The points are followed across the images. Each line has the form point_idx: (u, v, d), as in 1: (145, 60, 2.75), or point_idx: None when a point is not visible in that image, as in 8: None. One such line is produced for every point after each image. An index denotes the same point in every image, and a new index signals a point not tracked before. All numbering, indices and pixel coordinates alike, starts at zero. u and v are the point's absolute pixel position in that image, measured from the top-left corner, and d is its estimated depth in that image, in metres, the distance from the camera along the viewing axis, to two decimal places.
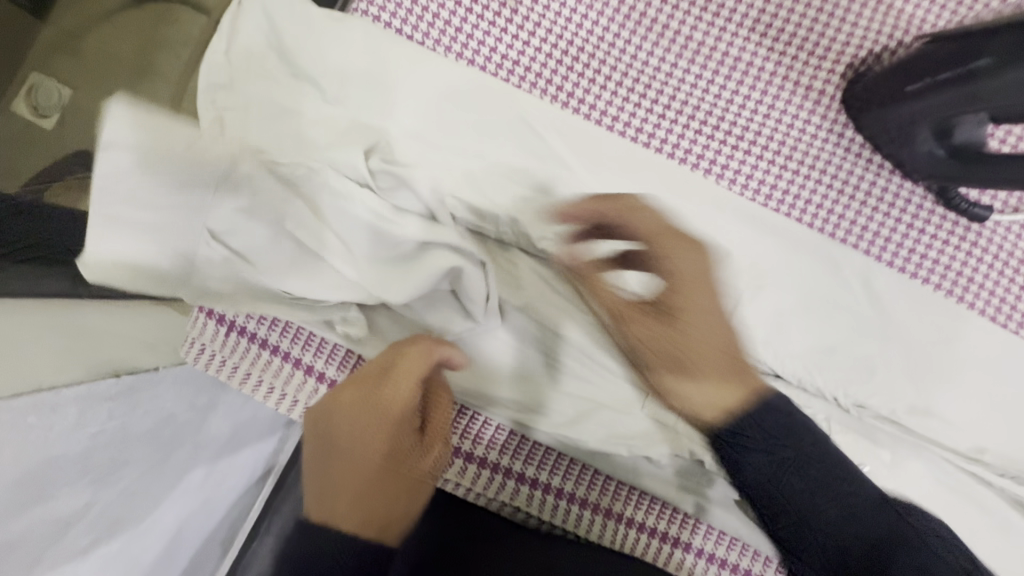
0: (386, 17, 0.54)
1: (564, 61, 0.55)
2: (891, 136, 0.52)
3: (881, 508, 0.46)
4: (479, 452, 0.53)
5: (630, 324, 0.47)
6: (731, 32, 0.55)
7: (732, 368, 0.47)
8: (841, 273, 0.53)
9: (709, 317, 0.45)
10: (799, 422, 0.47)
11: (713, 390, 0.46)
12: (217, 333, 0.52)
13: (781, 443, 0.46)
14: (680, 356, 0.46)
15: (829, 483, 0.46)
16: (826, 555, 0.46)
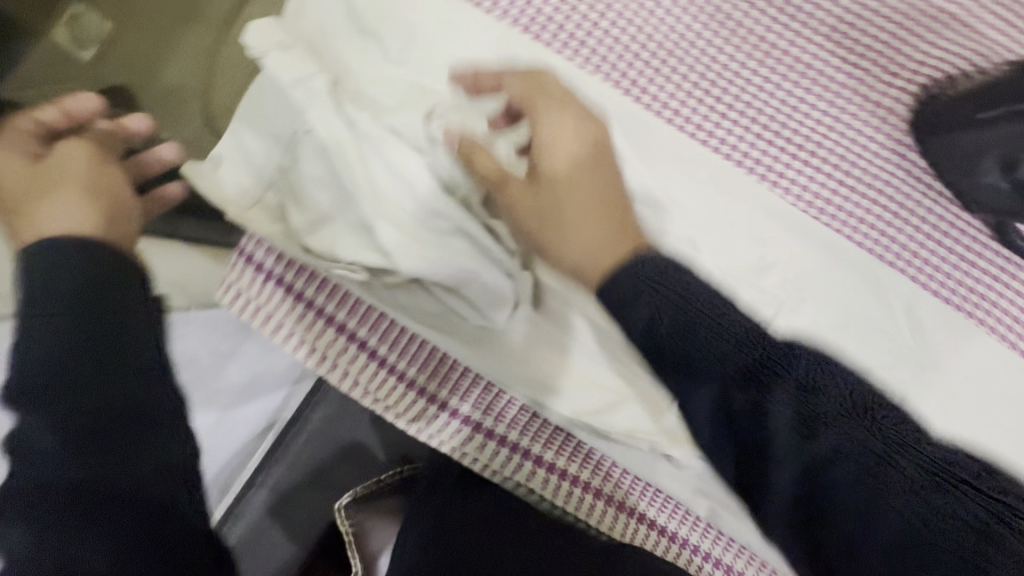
0: None
1: (635, 47, 0.54)
2: (956, 163, 0.52)
3: (896, 447, 0.37)
4: (500, 430, 0.53)
5: (511, 206, 0.46)
6: (806, 37, 0.54)
7: (618, 235, 0.44)
8: (887, 296, 0.53)
9: (571, 164, 0.46)
10: (701, 295, 0.41)
11: (586, 246, 0.44)
12: (254, 280, 0.52)
13: (698, 307, 0.40)
14: (564, 123, 0.46)
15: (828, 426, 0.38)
16: (808, 483, 0.38)
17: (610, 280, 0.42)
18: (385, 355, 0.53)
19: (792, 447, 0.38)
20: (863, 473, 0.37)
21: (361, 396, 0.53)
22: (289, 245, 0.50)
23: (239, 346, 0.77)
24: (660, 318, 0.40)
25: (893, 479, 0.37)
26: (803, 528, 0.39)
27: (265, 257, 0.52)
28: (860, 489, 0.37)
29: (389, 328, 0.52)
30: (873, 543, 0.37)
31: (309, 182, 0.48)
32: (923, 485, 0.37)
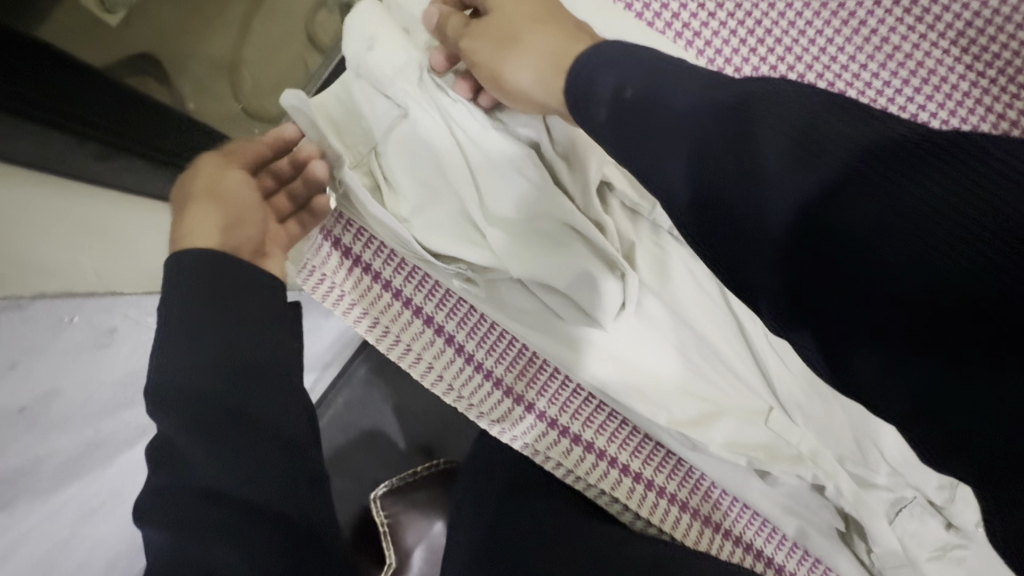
0: None
1: (747, 44, 0.53)
2: None
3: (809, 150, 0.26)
4: (587, 435, 0.50)
5: (505, 58, 0.42)
6: (931, 42, 0.51)
7: (540, 36, 0.41)
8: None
9: (517, 23, 0.42)
10: (786, 90, 0.28)
11: (539, 64, 0.40)
12: (341, 266, 0.50)
13: (717, 114, 0.29)
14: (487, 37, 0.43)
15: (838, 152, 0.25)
16: (840, 210, 0.25)
17: (569, 81, 0.37)
18: (472, 351, 0.50)
19: (790, 181, 0.26)
20: (865, 164, 0.25)
21: (443, 393, 0.51)
22: (382, 231, 0.48)
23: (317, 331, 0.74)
24: (651, 142, 0.31)
25: (925, 179, 0.24)
26: (887, 331, 0.24)
27: (355, 243, 0.50)
28: (868, 199, 0.24)
29: (478, 323, 0.50)
30: (936, 394, 0.23)
31: (416, 172, 0.48)
32: (946, 171, 0.23)
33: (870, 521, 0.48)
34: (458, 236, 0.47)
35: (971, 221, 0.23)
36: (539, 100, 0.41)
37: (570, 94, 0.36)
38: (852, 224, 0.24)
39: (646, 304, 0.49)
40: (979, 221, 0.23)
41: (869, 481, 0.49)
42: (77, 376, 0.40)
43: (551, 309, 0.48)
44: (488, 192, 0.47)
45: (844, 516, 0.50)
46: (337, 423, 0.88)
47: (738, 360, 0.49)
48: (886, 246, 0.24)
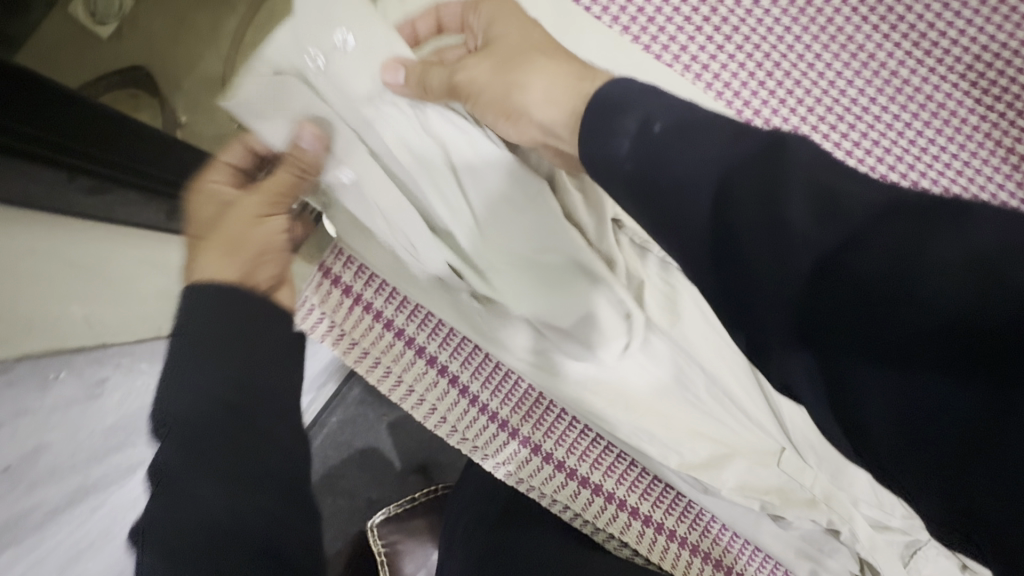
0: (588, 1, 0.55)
1: (761, 78, 0.54)
2: None
3: (830, 208, 0.24)
4: (595, 477, 0.49)
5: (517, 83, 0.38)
6: (937, 76, 0.53)
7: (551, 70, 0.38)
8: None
9: (519, 48, 0.40)
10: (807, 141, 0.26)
11: (552, 87, 0.36)
12: (341, 304, 0.49)
13: (742, 162, 0.26)
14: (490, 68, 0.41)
15: (847, 199, 0.24)
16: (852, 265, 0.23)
17: (588, 111, 0.31)
18: (477, 393, 0.49)
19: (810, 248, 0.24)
20: (879, 229, 0.23)
21: (447, 434, 0.49)
22: (385, 267, 0.47)
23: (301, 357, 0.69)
24: (663, 189, 0.27)
25: (935, 247, 0.22)
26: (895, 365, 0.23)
27: (355, 281, 0.49)
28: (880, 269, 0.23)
29: (483, 363, 0.49)
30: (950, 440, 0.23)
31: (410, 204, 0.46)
32: (952, 237, 0.22)
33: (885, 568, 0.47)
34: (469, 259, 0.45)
35: (983, 292, 0.21)
36: (545, 125, 0.37)
37: (588, 127, 0.31)
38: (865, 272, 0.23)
39: (657, 343, 0.47)
40: (981, 273, 0.21)
41: (882, 523, 0.48)
42: (65, 432, 0.39)
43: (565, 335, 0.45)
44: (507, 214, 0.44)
45: (858, 559, 0.48)
46: (331, 441, 0.83)
47: (749, 400, 0.48)
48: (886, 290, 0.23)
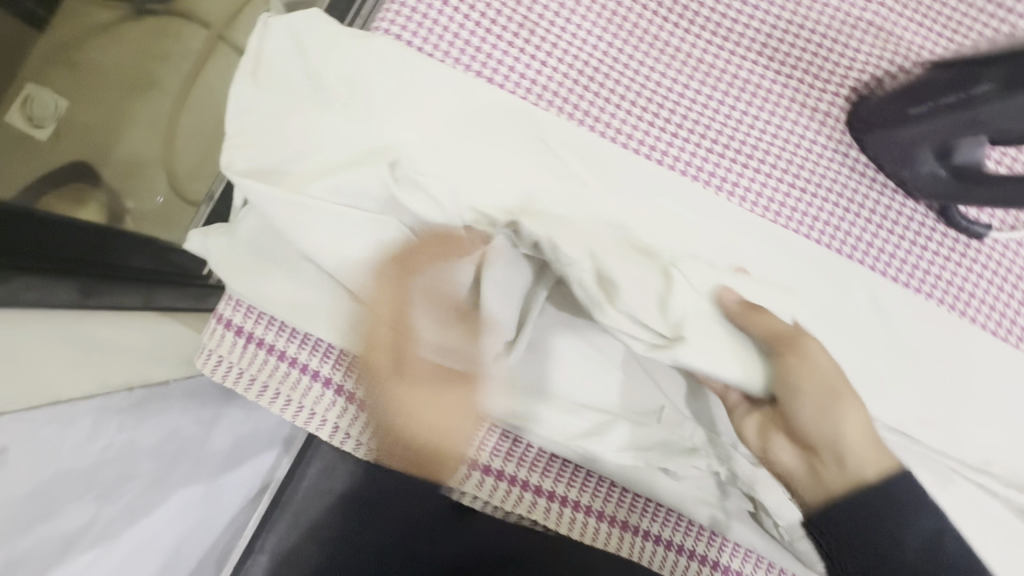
0: (388, 26, 0.55)
1: (580, 81, 0.56)
2: (896, 157, 0.54)
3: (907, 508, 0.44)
4: (496, 464, 0.54)
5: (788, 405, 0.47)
6: (740, 56, 0.58)
7: (870, 449, 0.45)
8: (844, 288, 0.55)
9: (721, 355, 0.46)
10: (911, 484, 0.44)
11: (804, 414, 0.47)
12: (235, 344, 0.53)
13: (892, 499, 0.44)
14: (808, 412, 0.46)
15: (899, 505, 0.44)
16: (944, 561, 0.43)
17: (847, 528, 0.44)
18: (374, 404, 0.54)
19: (915, 546, 0.43)
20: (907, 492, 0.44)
21: (354, 447, 0.55)
22: (265, 302, 0.52)
23: (221, 415, 0.74)
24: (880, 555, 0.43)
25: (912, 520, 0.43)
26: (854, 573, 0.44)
27: (244, 321, 0.53)
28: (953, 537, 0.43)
29: (375, 377, 0.54)
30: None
31: (286, 248, 0.52)
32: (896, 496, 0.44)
33: (771, 499, 0.51)
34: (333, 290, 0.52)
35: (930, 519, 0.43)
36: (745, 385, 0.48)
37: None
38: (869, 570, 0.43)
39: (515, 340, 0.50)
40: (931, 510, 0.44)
41: None
42: None
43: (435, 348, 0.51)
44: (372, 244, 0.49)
45: (751, 498, 0.52)
46: (317, 490, 0.84)
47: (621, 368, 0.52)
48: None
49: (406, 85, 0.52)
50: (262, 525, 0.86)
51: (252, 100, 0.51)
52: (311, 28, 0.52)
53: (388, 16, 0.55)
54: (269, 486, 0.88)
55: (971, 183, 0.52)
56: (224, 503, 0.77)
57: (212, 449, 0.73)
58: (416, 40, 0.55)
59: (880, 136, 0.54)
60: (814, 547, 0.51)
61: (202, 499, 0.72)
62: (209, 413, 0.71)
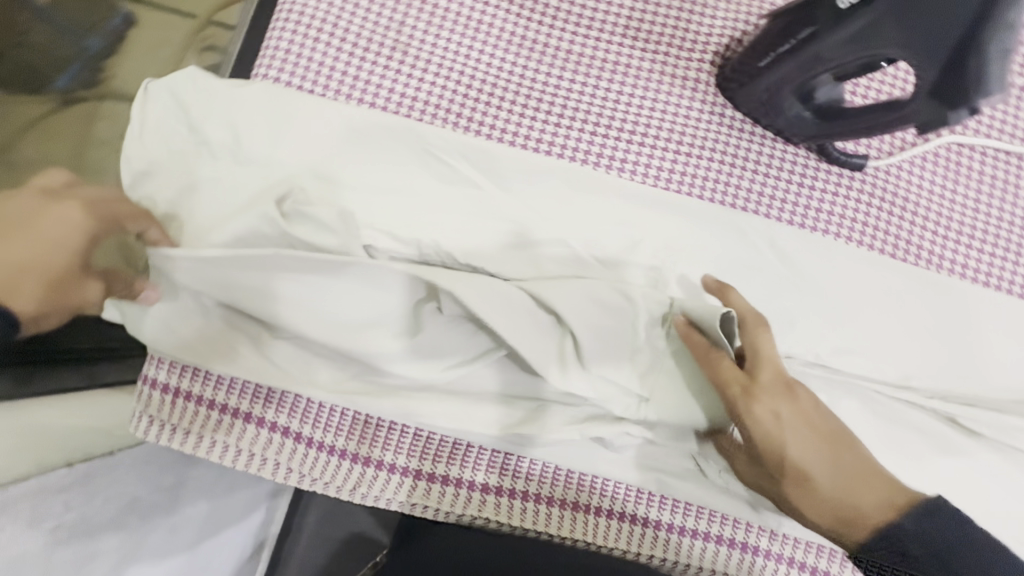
0: (267, 70, 0.57)
1: (459, 89, 0.59)
2: (765, 108, 0.57)
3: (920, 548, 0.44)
4: (440, 470, 0.54)
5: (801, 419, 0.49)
6: (607, 40, 0.61)
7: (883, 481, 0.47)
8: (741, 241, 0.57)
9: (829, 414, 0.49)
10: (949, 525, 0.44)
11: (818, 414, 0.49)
12: (164, 401, 0.54)
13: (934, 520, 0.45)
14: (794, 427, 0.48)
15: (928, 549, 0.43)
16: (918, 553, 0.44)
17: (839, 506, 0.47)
18: (311, 434, 0.54)
19: None
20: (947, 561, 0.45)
21: (298, 479, 0.55)
22: (191, 356, 0.53)
23: (185, 478, 0.73)
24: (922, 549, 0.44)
25: None
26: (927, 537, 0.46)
27: (170, 377, 0.54)
28: None
29: (307, 407, 0.54)
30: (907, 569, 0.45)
31: (200, 300, 0.52)
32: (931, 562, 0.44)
33: (709, 453, 0.52)
34: (248, 330, 0.53)
35: None
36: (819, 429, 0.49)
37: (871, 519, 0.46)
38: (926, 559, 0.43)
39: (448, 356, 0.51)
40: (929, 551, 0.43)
41: None
42: None
43: (365, 363, 0.52)
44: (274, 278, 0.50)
45: (692, 455, 0.53)
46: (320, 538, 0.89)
47: None
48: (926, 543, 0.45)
49: (293, 126, 0.54)
50: None
51: (144, 164, 0.53)
52: (189, 86, 0.54)
53: (267, 58, 0.57)
54: (265, 544, 0.88)
55: (838, 118, 0.54)
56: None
57: (184, 515, 0.72)
58: (297, 78, 0.57)
59: (749, 89, 0.57)
60: (757, 489, 0.52)
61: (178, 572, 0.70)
62: (168, 480, 0.70)
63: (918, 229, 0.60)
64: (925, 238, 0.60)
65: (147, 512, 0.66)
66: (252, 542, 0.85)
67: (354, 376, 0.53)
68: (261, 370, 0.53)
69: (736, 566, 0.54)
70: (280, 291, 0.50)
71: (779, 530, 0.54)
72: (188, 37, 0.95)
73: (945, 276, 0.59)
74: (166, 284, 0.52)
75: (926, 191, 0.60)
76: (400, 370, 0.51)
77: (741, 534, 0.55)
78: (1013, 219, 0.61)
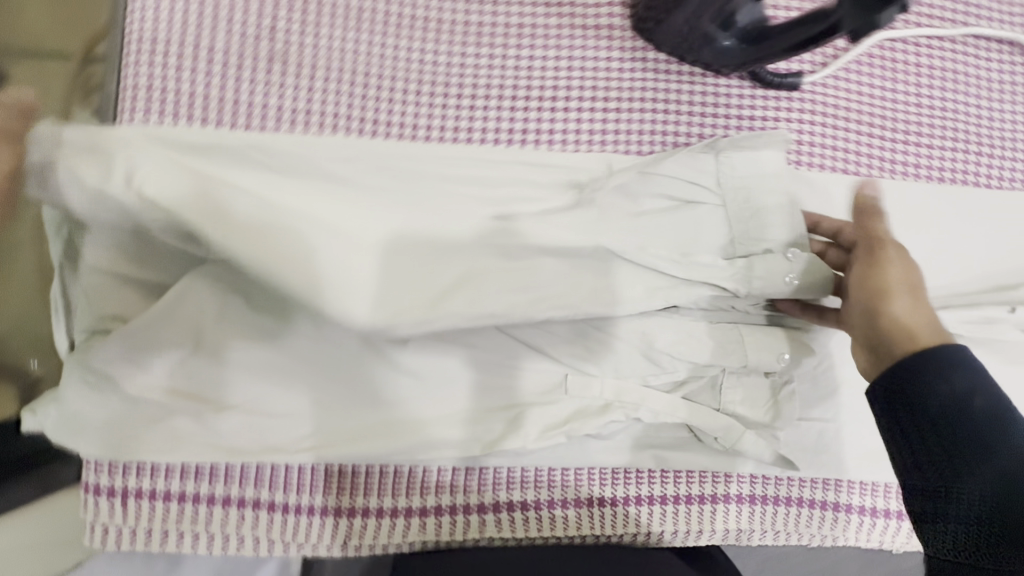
0: (131, 114, 0.50)
1: (357, 91, 0.53)
2: (686, 45, 0.53)
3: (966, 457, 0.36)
4: (432, 502, 0.51)
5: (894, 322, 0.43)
6: (506, 3, 0.55)
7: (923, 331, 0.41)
8: (706, 181, 0.52)
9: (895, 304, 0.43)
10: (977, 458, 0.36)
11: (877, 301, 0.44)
12: (113, 507, 0.49)
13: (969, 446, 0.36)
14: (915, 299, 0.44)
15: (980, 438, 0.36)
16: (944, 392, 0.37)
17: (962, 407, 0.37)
18: (285, 499, 0.50)
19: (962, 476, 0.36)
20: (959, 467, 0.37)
21: (284, 548, 0.51)
22: (129, 451, 0.48)
23: None
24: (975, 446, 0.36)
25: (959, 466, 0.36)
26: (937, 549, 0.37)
27: (113, 479, 0.49)
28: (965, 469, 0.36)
29: (274, 472, 0.50)
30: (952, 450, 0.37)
31: (124, 389, 0.46)
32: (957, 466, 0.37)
33: (699, 419, 0.50)
34: (183, 409, 0.47)
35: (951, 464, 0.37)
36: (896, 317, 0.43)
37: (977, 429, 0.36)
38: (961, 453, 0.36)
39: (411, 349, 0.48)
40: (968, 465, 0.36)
41: (676, 382, 0.51)
42: None
43: (329, 407, 0.49)
44: (219, 339, 0.47)
45: (686, 426, 0.51)
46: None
47: (512, 357, 0.51)
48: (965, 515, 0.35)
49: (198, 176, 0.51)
50: None
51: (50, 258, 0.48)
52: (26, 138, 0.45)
53: (128, 97, 0.50)
54: None
55: (764, 39, 0.50)
56: None
57: None
58: (168, 116, 0.50)
59: (666, 27, 0.52)
60: (756, 443, 0.50)
61: None
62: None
63: (866, 136, 0.57)
64: (876, 143, 0.57)
65: None
66: None
67: (314, 423, 0.49)
68: (213, 446, 0.48)
69: (750, 521, 0.53)
70: (225, 352, 0.47)
71: (784, 475, 0.54)
72: (70, 80, 0.77)
73: (902, 180, 0.57)
74: (81, 379, 0.46)
75: (868, 95, 0.57)
76: (367, 409, 0.49)
77: (748, 489, 0.53)
78: (958, 105, 0.59)
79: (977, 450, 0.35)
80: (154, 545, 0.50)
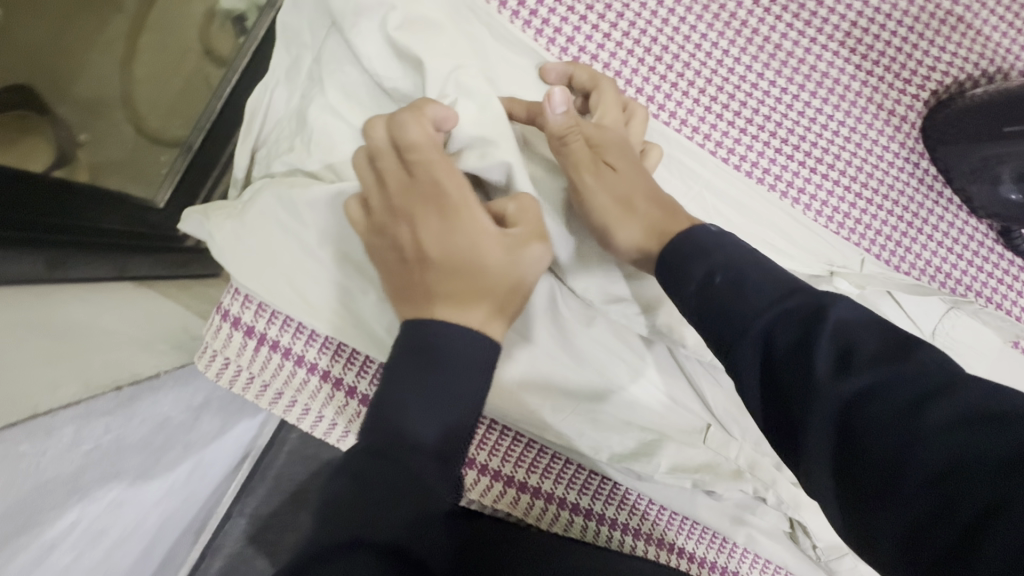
0: None
1: (647, 60, 0.50)
2: (964, 171, 0.51)
3: (904, 416, 0.27)
4: (533, 481, 0.49)
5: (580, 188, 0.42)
6: (818, 47, 0.52)
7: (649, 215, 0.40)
8: (925, 320, 0.51)
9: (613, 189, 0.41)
10: (928, 442, 0.26)
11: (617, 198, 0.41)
12: (246, 347, 0.46)
13: (907, 376, 0.28)
14: (606, 175, 0.42)
15: (863, 379, 0.29)
16: (792, 330, 0.31)
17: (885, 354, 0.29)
18: None
19: (832, 382, 0.29)
20: (912, 442, 0.27)
21: None
22: (274, 300, 0.44)
23: (208, 400, 0.65)
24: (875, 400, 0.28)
25: (874, 401, 0.28)
26: (882, 554, 0.27)
27: (256, 320, 0.46)
28: (887, 417, 0.27)
29: None
30: (884, 418, 0.27)
31: (312, 236, 0.44)
32: (922, 426, 0.27)
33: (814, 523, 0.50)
34: (356, 288, 0.45)
35: (931, 444, 0.26)
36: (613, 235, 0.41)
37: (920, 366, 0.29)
38: (891, 464, 0.27)
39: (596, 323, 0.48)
40: (850, 372, 0.29)
41: None
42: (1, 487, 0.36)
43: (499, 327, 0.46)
44: None
45: (789, 518, 0.51)
46: (298, 455, 0.84)
47: (672, 386, 0.50)
48: (950, 507, 0.25)
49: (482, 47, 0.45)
50: (237, 493, 0.81)
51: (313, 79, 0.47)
52: None
53: None
54: (248, 456, 0.81)
55: None
56: (195, 497, 0.68)
57: (198, 434, 0.64)
58: None
59: (954, 148, 0.51)
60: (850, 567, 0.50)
61: (164, 495, 0.59)
62: (177, 411, 0.58)
63: None
64: None
65: (162, 437, 0.56)
66: (241, 453, 0.77)
67: None
68: (362, 332, 0.45)
69: None
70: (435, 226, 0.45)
71: None
72: None
73: None
74: (273, 211, 0.43)
75: None
76: (524, 373, 0.46)
77: None
78: None
79: (891, 456, 0.27)
80: (259, 400, 0.48)
